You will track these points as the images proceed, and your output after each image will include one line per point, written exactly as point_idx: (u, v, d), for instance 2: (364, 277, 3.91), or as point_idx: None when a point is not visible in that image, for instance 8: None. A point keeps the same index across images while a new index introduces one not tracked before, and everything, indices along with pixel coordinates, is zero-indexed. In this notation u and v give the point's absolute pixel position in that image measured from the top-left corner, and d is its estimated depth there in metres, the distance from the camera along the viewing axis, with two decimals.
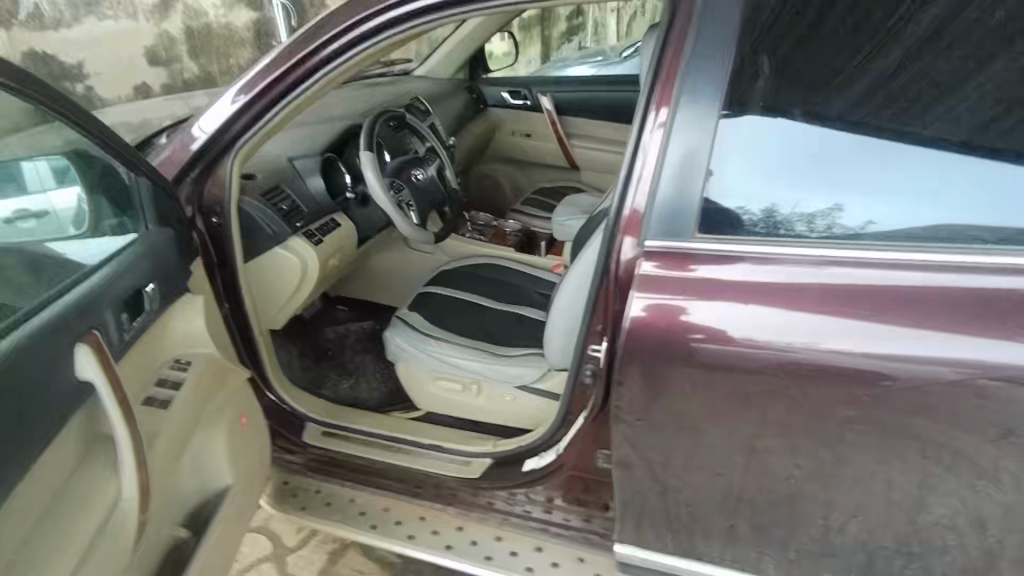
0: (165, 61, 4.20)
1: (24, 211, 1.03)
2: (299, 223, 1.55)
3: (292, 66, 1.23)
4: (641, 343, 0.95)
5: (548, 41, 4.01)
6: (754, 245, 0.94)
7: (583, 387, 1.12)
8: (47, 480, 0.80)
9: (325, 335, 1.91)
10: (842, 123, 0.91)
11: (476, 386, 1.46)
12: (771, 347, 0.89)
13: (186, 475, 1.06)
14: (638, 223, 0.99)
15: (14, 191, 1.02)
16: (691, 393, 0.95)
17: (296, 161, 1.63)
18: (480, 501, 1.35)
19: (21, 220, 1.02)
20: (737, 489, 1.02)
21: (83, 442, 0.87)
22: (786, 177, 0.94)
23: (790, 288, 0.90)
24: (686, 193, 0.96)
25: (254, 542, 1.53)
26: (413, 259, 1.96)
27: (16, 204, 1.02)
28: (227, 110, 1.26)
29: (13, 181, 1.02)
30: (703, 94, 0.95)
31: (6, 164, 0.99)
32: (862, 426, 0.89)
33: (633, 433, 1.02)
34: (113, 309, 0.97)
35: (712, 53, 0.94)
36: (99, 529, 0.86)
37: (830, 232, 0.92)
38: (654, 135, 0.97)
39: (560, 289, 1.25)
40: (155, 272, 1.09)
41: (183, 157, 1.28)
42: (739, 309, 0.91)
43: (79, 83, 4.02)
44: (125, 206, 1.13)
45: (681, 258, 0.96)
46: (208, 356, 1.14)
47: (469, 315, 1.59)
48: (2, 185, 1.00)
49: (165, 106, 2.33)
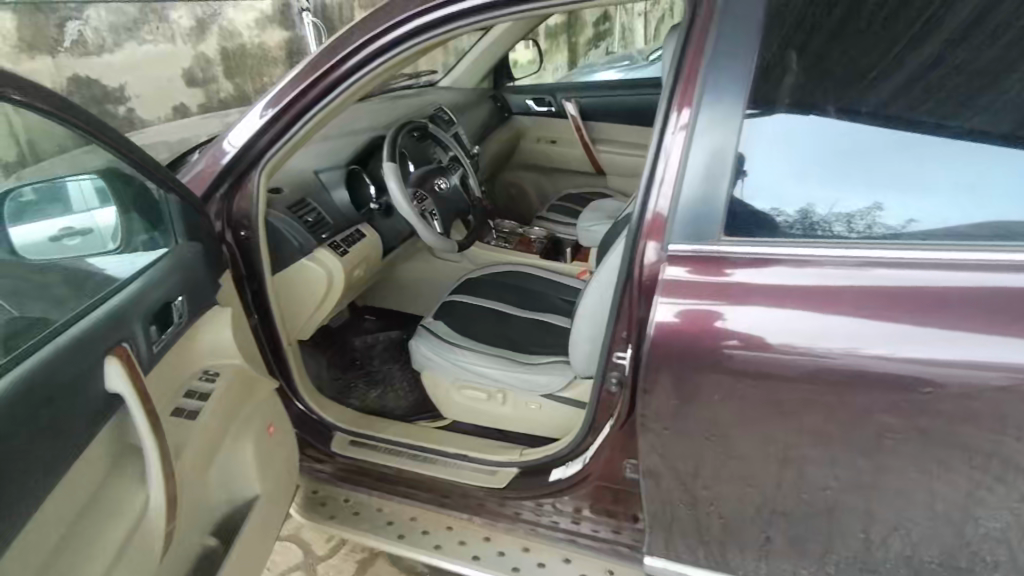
0: (202, 82, 4.35)
1: (69, 230, 1.08)
2: (325, 235, 1.58)
3: (317, 78, 1.25)
4: (667, 349, 0.92)
5: (575, 48, 4.04)
6: (789, 247, 0.91)
7: (609, 396, 1.10)
8: (77, 492, 0.82)
9: (353, 344, 1.94)
10: (873, 119, 0.88)
11: (501, 395, 1.45)
12: (806, 352, 0.86)
13: (215, 484, 1.08)
14: (661, 227, 0.97)
15: (59, 211, 1.08)
16: (721, 401, 0.92)
17: (322, 174, 1.65)
18: (507, 511, 1.34)
19: (68, 238, 1.07)
20: (771, 500, 0.98)
21: (113, 453, 0.89)
22: (820, 175, 0.91)
23: (824, 292, 0.87)
24: (711, 195, 0.93)
25: (286, 551, 1.55)
26: (441, 268, 1.97)
27: (61, 223, 1.08)
28: (255, 124, 1.28)
29: (59, 202, 1.08)
30: (725, 93, 0.92)
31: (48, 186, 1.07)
32: (902, 434, 0.85)
33: (661, 442, 0.99)
34: (143, 321, 0.99)
35: (735, 51, 0.92)
36: (127, 539, 0.87)
37: (871, 232, 0.88)
38: (676, 137, 0.95)
39: (584, 296, 1.23)
40: (184, 285, 1.11)
41: (213, 174, 1.31)
42: (774, 314, 0.88)
43: (122, 106, 4.01)
44: (157, 221, 1.16)
45: (709, 262, 0.93)
46: (235, 367, 1.17)
47: (497, 323, 1.58)
48: (45, 205, 1.07)
49: (201, 125, 2.41)
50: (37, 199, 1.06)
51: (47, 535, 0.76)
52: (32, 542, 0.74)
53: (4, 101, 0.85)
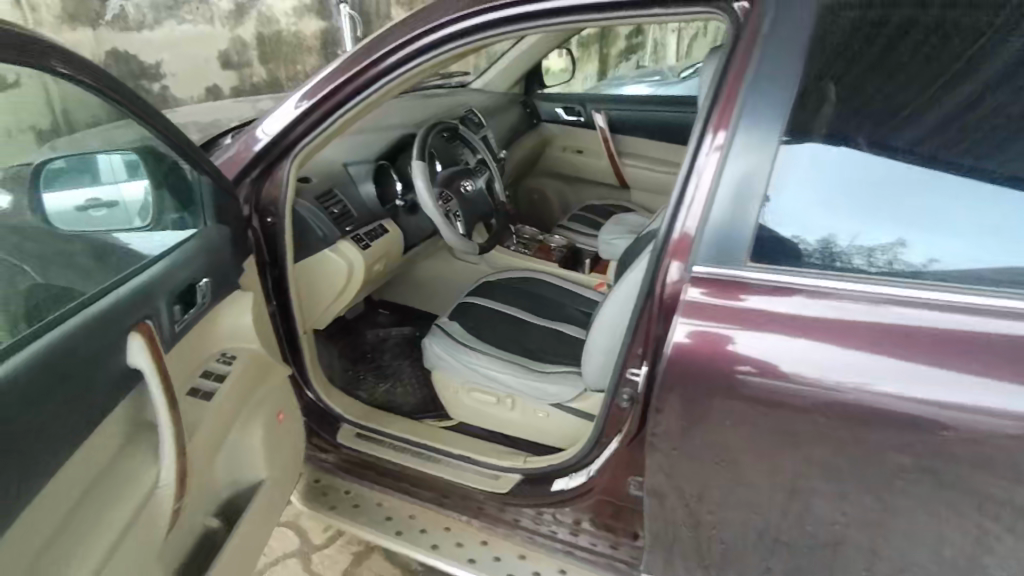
0: (237, 65, 4.38)
1: (95, 201, 1.09)
2: (349, 228, 1.59)
3: (353, 74, 1.26)
4: (682, 370, 0.92)
5: (606, 59, 4.05)
6: (810, 277, 0.90)
7: (618, 411, 1.10)
8: (90, 462, 0.82)
9: (365, 337, 1.95)
10: (908, 156, 0.87)
11: (510, 400, 1.45)
12: (820, 384, 0.85)
13: (223, 467, 1.09)
14: (687, 247, 0.97)
15: (87, 181, 1.08)
16: (732, 427, 0.92)
17: (350, 167, 1.67)
18: (506, 517, 1.34)
19: (95, 210, 1.09)
20: (775, 530, 0.98)
21: (128, 428, 0.90)
22: (846, 207, 0.90)
23: (843, 325, 0.86)
24: (740, 219, 0.93)
25: (283, 537, 1.56)
26: (458, 268, 1.98)
27: (87, 194, 1.09)
28: (290, 115, 1.30)
29: (87, 172, 1.08)
30: (763, 118, 0.92)
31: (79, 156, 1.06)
32: (913, 475, 0.84)
33: (669, 462, 0.99)
34: (167, 299, 1.01)
35: (776, 76, 0.92)
36: (135, 515, 0.86)
37: (891, 267, 0.87)
38: (710, 158, 0.95)
39: (603, 307, 1.23)
40: (209, 267, 1.13)
41: (245, 158, 1.33)
42: (792, 343, 0.87)
43: (157, 82, 4.09)
44: (188, 201, 1.18)
45: (732, 286, 0.92)
46: (252, 351, 1.19)
47: (510, 328, 1.58)
48: (75, 175, 1.06)
49: (234, 108, 2.44)
50: (67, 167, 1.06)
51: (58, 504, 0.77)
52: (44, 510, 0.74)
53: (48, 72, 0.87)
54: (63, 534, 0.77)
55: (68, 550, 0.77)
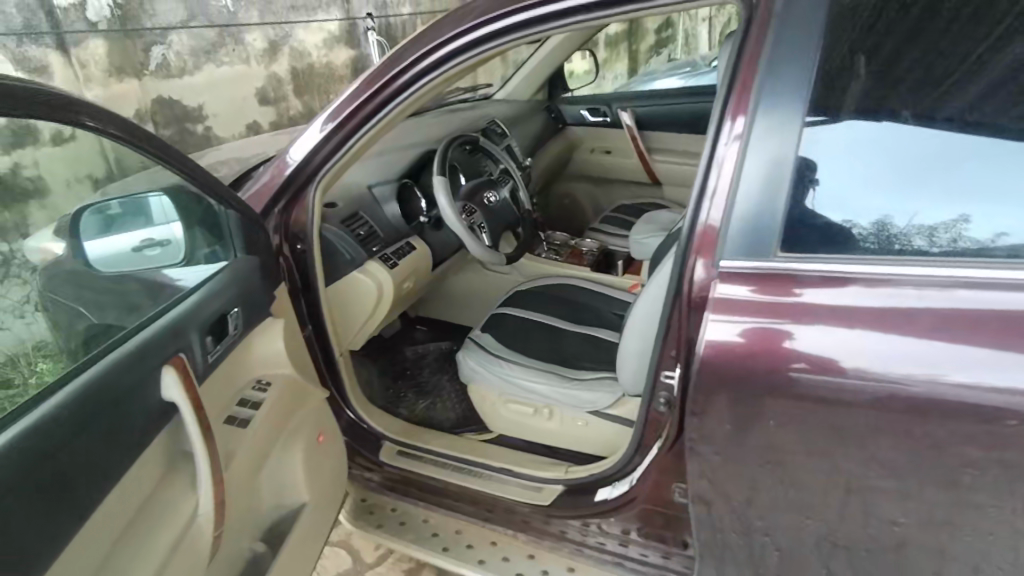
0: (273, 101, 4.52)
1: (150, 241, 1.15)
2: (376, 248, 1.61)
3: (374, 92, 1.28)
4: (719, 370, 0.88)
5: (635, 57, 4.04)
6: (870, 264, 0.84)
7: (657, 416, 1.07)
8: (131, 495, 0.85)
9: (404, 354, 1.97)
10: (951, 125, 0.82)
11: (547, 410, 1.43)
12: (875, 377, 0.79)
13: (265, 491, 1.11)
14: (712, 242, 0.93)
15: (142, 223, 1.14)
16: (777, 427, 0.87)
17: (375, 188, 1.69)
18: (553, 530, 1.31)
19: (149, 249, 1.14)
20: (832, 534, 0.92)
21: (166, 460, 0.92)
22: (897, 184, 0.84)
23: (894, 312, 0.80)
24: (766, 208, 0.88)
25: (335, 557, 1.58)
26: (492, 280, 1.98)
27: (143, 235, 1.14)
28: (316, 138, 1.33)
29: (142, 214, 1.14)
30: (784, 100, 0.88)
31: (132, 198, 1.13)
32: (983, 469, 0.77)
33: (711, 467, 0.95)
34: (199, 331, 1.03)
35: (794, 56, 0.88)
36: (173, 549, 0.88)
37: (956, 246, 0.81)
38: (730, 148, 0.91)
39: (634, 309, 1.20)
40: (240, 297, 1.15)
41: (272, 190, 1.37)
42: (844, 335, 0.81)
43: (201, 124, 4.14)
44: (218, 235, 1.22)
45: (767, 280, 0.88)
46: (286, 377, 1.21)
47: (548, 337, 1.56)
48: (129, 217, 1.13)
49: (269, 141, 2.52)
50: (123, 212, 1.12)
51: (103, 537, 0.79)
52: (90, 542, 0.77)
53: (78, 127, 0.92)
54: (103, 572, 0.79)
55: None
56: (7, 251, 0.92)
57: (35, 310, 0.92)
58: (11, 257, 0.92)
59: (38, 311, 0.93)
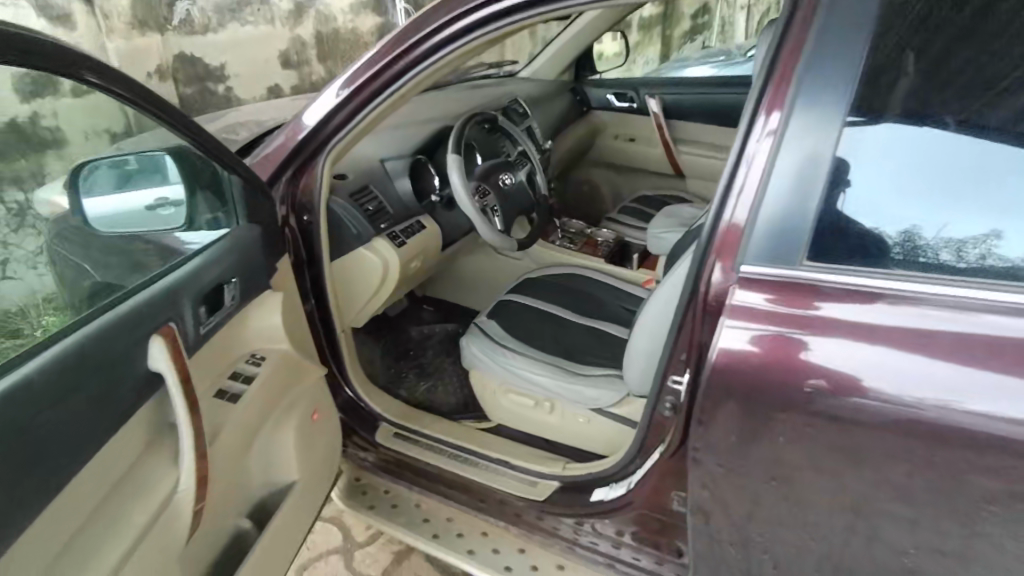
0: (296, 64, 4.45)
1: (164, 200, 1.13)
2: (384, 225, 1.57)
3: (393, 59, 1.23)
4: (732, 382, 0.84)
5: (667, 41, 3.93)
6: (894, 280, 0.79)
7: (661, 420, 1.03)
8: (110, 468, 0.82)
9: (409, 333, 1.94)
10: (1003, 136, 0.75)
11: (549, 403, 1.40)
12: (893, 400, 0.74)
13: (255, 468, 1.09)
14: (734, 244, 0.87)
15: (158, 181, 1.12)
16: (787, 445, 0.83)
17: (387, 162, 1.64)
18: (545, 525, 1.28)
19: (162, 209, 1.12)
20: (835, 557, 0.88)
21: (150, 429, 0.90)
22: (931, 194, 0.79)
23: (917, 333, 0.75)
24: (797, 214, 0.83)
25: (326, 532, 1.58)
26: (503, 265, 1.94)
27: (159, 193, 1.13)
28: (331, 102, 1.28)
29: (159, 171, 1.12)
30: (825, 98, 0.81)
31: (152, 154, 1.10)
32: (1004, 504, 0.72)
33: (714, 480, 0.91)
34: (192, 301, 1.00)
35: (839, 50, 0.80)
36: (150, 524, 0.86)
37: (984, 264, 0.76)
38: (762, 144, 0.85)
39: (646, 307, 1.15)
40: (238, 267, 1.12)
41: (282, 155, 1.32)
42: (862, 352, 0.77)
43: (221, 84, 4.09)
44: (221, 202, 1.18)
45: (789, 291, 0.83)
46: (282, 351, 1.18)
47: (553, 327, 1.52)
48: (146, 174, 1.10)
49: (287, 106, 2.47)
50: (139, 167, 1.09)
51: (78, 507, 0.77)
52: (64, 512, 0.74)
53: (78, 81, 0.88)
54: (75, 544, 0.77)
55: (86, 551, 0.78)
56: (22, 201, 0.91)
57: (47, 262, 0.92)
58: (25, 208, 0.91)
59: (46, 265, 0.92)
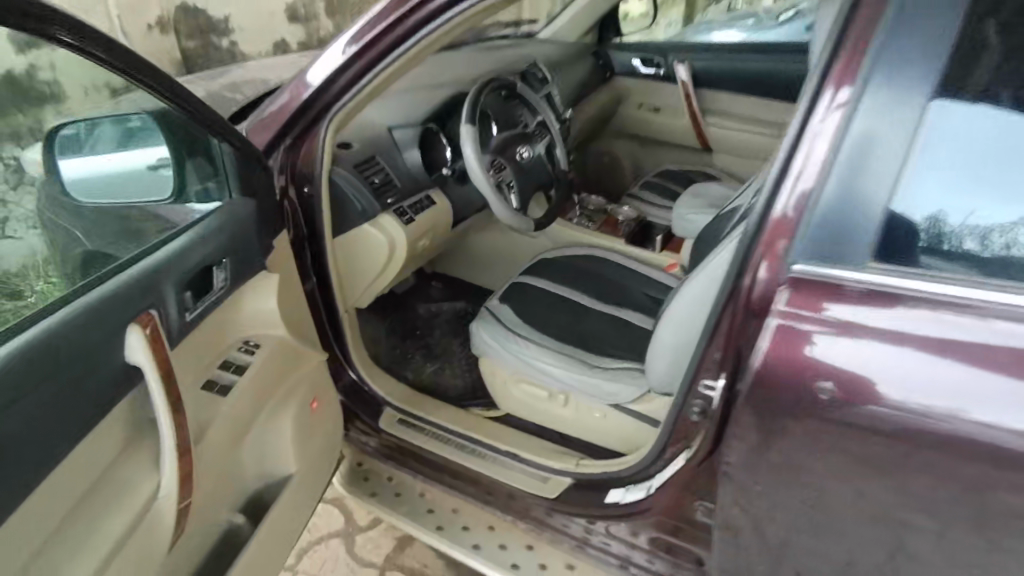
0: (303, 19, 4.09)
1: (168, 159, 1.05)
2: (391, 200, 1.47)
3: (405, 14, 1.11)
4: (775, 395, 0.74)
5: None
6: (922, 276, 0.71)
7: (688, 424, 0.94)
8: (82, 475, 0.76)
9: (416, 311, 1.87)
10: None
11: (563, 397, 1.33)
12: (957, 425, 0.65)
13: (249, 461, 1.03)
14: (785, 236, 0.77)
15: (157, 139, 1.03)
16: (838, 469, 0.73)
17: (395, 132, 1.54)
18: (553, 522, 1.22)
19: (165, 169, 1.05)
20: None
21: (130, 427, 0.83)
22: (970, 179, 0.69)
23: (989, 349, 0.65)
24: (864, 206, 0.71)
25: (328, 515, 1.54)
26: (518, 243, 1.84)
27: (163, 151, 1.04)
28: (337, 61, 1.17)
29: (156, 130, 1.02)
30: (907, 71, 0.69)
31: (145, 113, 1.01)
32: None
33: (746, 496, 0.83)
34: (176, 286, 0.91)
35: (928, 13, 0.68)
36: (128, 531, 0.80)
37: (1010, 254, 0.68)
38: (828, 121, 0.73)
39: (677, 295, 1.05)
40: (230, 246, 1.02)
41: (287, 115, 1.22)
42: (932, 368, 0.66)
43: (226, 39, 3.93)
44: (213, 170, 1.08)
45: (847, 295, 0.73)
46: (278, 338, 1.11)
47: (566, 311, 1.44)
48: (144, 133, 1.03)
49: (293, 66, 2.34)
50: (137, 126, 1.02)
51: (47, 520, 0.70)
52: (30, 527, 0.68)
53: (50, 41, 0.78)
54: (44, 558, 0.70)
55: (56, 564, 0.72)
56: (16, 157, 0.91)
57: (37, 224, 0.91)
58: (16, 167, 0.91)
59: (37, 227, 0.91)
